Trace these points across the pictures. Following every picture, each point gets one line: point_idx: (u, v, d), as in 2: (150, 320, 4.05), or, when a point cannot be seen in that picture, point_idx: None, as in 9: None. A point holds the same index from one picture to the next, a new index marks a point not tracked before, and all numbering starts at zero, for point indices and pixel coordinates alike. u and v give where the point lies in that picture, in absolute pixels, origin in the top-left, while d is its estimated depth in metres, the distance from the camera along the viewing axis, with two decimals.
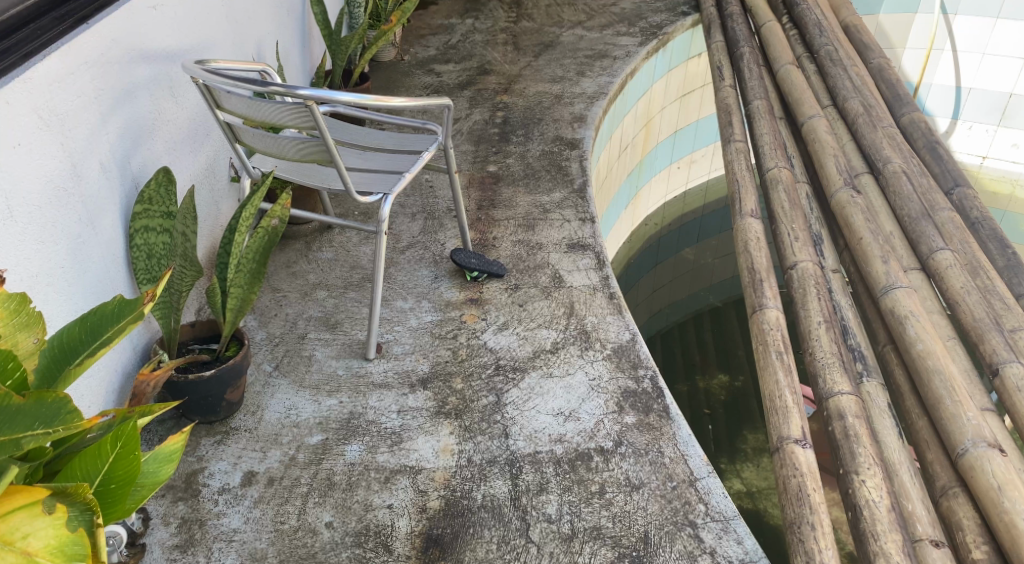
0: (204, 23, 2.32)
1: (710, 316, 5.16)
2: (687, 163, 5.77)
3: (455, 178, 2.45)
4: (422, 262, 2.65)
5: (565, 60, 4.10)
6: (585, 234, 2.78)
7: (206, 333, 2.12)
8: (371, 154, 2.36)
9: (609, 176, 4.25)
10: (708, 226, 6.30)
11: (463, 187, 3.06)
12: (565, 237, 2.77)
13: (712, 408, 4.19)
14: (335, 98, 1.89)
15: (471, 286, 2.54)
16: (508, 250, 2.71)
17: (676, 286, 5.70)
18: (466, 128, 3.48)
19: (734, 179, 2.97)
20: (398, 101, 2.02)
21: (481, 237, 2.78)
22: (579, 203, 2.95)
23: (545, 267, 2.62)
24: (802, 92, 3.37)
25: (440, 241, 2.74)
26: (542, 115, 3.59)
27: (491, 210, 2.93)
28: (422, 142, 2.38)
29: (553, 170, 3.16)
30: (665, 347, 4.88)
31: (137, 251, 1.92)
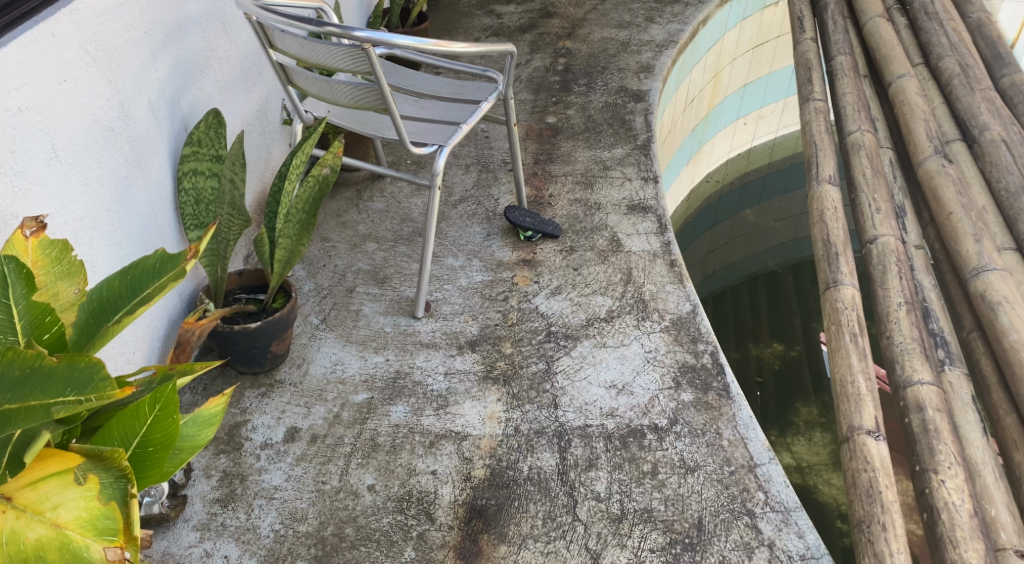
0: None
1: (767, 280, 5.02)
2: (756, 119, 5.55)
3: (516, 132, 2.33)
4: (474, 218, 2.59)
5: (634, 5, 3.92)
6: (647, 196, 2.69)
7: (254, 282, 2.06)
8: (428, 101, 2.24)
9: (669, 132, 4.12)
10: (773, 184, 6.07)
11: (520, 138, 2.96)
12: (625, 198, 2.68)
13: (764, 378, 4.05)
14: (394, 41, 1.78)
15: (524, 247, 2.49)
16: (565, 208, 2.65)
17: (732, 248, 5.51)
18: (525, 76, 3.34)
19: (811, 141, 2.81)
20: (458, 45, 1.91)
21: (537, 194, 2.71)
22: (641, 161, 2.84)
23: (603, 229, 2.56)
24: (892, 48, 3.16)
25: (494, 196, 2.67)
26: (605, 64, 3.43)
27: (548, 164, 2.83)
28: (483, 90, 2.26)
29: (615, 124, 3.02)
30: (717, 311, 4.78)
31: (185, 196, 1.85)
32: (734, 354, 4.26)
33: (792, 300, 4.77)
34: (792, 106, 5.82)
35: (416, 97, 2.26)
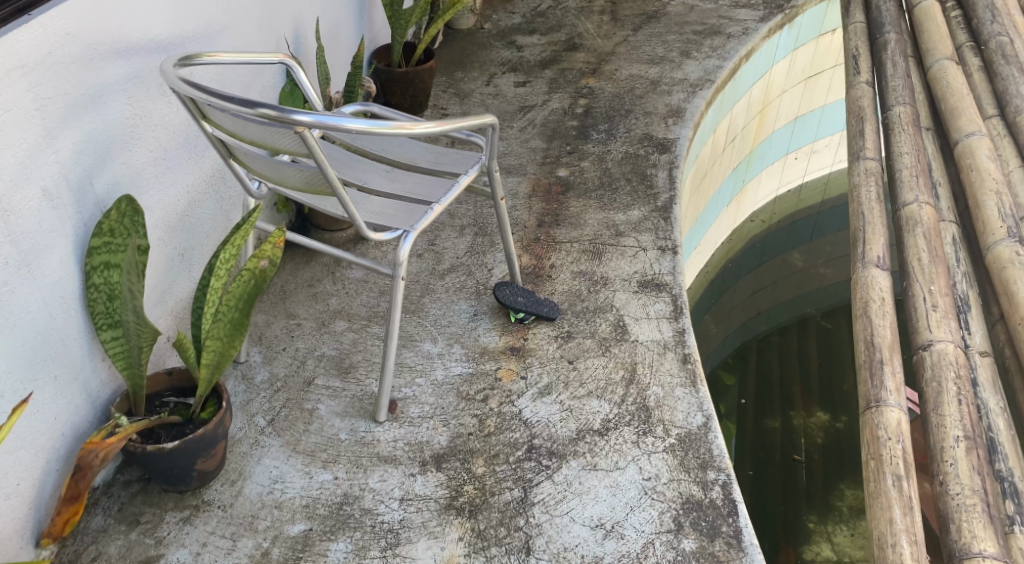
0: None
1: (815, 334, 4.70)
2: (808, 154, 5.14)
3: (502, 207, 2.08)
4: (462, 291, 2.32)
5: (669, 36, 3.75)
6: (662, 270, 2.44)
7: (185, 383, 1.77)
8: (402, 174, 1.96)
9: (702, 175, 3.79)
10: (823, 223, 5.63)
11: (528, 193, 2.83)
12: (637, 271, 2.44)
13: (803, 455, 3.75)
14: (341, 127, 1.44)
15: (515, 330, 2.19)
16: (566, 282, 2.40)
17: (779, 294, 5.17)
18: (541, 119, 3.22)
19: (858, 211, 2.51)
20: (424, 127, 1.58)
21: (537, 264, 2.49)
22: (659, 226, 2.67)
23: (608, 310, 2.27)
24: (959, 98, 2.85)
25: (487, 265, 2.41)
26: (631, 106, 3.30)
27: (553, 228, 2.66)
28: (465, 162, 1.99)
29: (634, 179, 2.90)
30: (760, 364, 4.48)
31: (95, 292, 1.56)
32: (774, 422, 3.96)
33: (841, 358, 4.45)
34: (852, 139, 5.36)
35: (387, 166, 1.98)
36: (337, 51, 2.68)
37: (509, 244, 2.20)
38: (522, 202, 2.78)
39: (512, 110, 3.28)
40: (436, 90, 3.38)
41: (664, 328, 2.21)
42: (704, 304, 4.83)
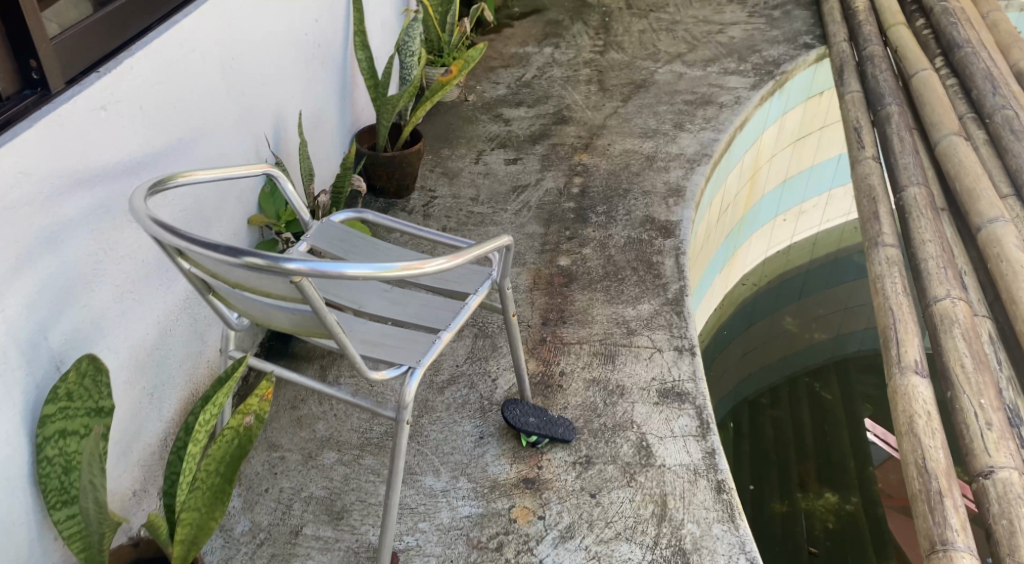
0: (196, 103, 1.78)
1: (808, 397, 4.51)
2: (800, 214, 5.02)
3: (514, 322, 1.87)
4: (465, 409, 2.08)
5: (660, 107, 3.61)
6: (682, 376, 2.26)
7: (154, 556, 1.51)
8: (402, 293, 1.73)
9: (699, 249, 3.61)
10: (814, 281, 5.46)
11: (528, 287, 2.63)
12: (655, 378, 2.25)
13: (818, 547, 3.55)
14: (343, 273, 1.25)
15: (527, 456, 1.96)
16: (580, 394, 2.18)
17: (772, 348, 4.94)
18: (535, 201, 3.03)
19: (886, 307, 2.35)
20: (436, 264, 1.39)
21: (544, 371, 2.27)
22: (672, 322, 2.49)
23: (628, 429, 2.05)
24: (975, 176, 2.72)
25: (491, 375, 2.18)
26: (628, 184, 3.12)
27: (559, 326, 2.46)
28: (471, 277, 1.78)
29: (640, 268, 2.71)
30: (754, 430, 4.23)
31: (48, 464, 1.33)
32: (780, 506, 3.75)
33: (837, 424, 4.26)
34: (845, 197, 5.24)
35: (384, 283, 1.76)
36: (319, 146, 2.57)
37: (520, 359, 1.98)
38: (523, 297, 2.58)
39: (505, 191, 3.08)
40: (423, 169, 3.19)
41: (690, 449, 1.99)
42: (709, 353, 4.69)
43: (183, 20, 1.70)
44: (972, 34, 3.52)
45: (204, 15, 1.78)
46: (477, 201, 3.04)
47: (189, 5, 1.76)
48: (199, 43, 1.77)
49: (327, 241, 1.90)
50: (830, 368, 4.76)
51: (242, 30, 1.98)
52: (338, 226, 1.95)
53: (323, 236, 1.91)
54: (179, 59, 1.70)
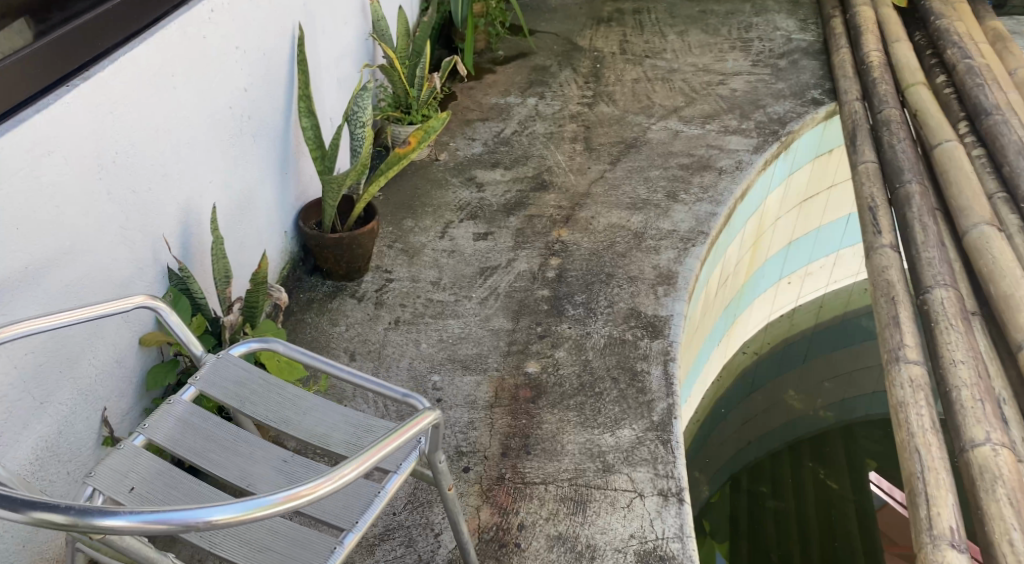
0: (49, 216, 1.63)
1: (811, 480, 4.12)
2: (809, 275, 4.66)
3: (453, 496, 1.63)
4: None
5: (652, 172, 3.23)
6: (657, 534, 2.05)
7: None
8: (310, 469, 1.56)
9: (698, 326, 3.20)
10: (820, 346, 5.06)
11: (489, 403, 2.31)
12: (632, 534, 2.04)
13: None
14: (191, 522, 1.13)
15: None
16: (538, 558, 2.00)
17: (772, 416, 4.59)
18: (503, 287, 2.65)
19: (911, 446, 2.10)
20: (328, 489, 1.23)
21: (499, 518, 2.07)
22: (656, 454, 2.21)
23: None
24: (1013, 277, 2.37)
25: (434, 531, 1.98)
26: (612, 267, 2.74)
27: (521, 459, 2.19)
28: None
29: (622, 378, 2.38)
30: (752, 524, 3.86)
31: None
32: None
33: (846, 527, 3.84)
34: (855, 256, 4.87)
35: (288, 451, 1.59)
36: (251, 239, 2.35)
37: (460, 524, 1.76)
38: (481, 417, 2.28)
39: (470, 273, 2.70)
40: (381, 245, 2.82)
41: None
42: (702, 431, 4.33)
43: (30, 120, 1.57)
44: (1000, 97, 3.16)
45: (67, 108, 1.65)
46: (438, 285, 2.66)
47: (48, 97, 1.63)
48: (61, 144, 1.64)
49: (220, 383, 1.69)
50: (833, 437, 4.40)
51: (135, 117, 1.82)
52: (246, 367, 1.73)
53: (214, 376, 1.69)
54: (27, 168, 1.58)
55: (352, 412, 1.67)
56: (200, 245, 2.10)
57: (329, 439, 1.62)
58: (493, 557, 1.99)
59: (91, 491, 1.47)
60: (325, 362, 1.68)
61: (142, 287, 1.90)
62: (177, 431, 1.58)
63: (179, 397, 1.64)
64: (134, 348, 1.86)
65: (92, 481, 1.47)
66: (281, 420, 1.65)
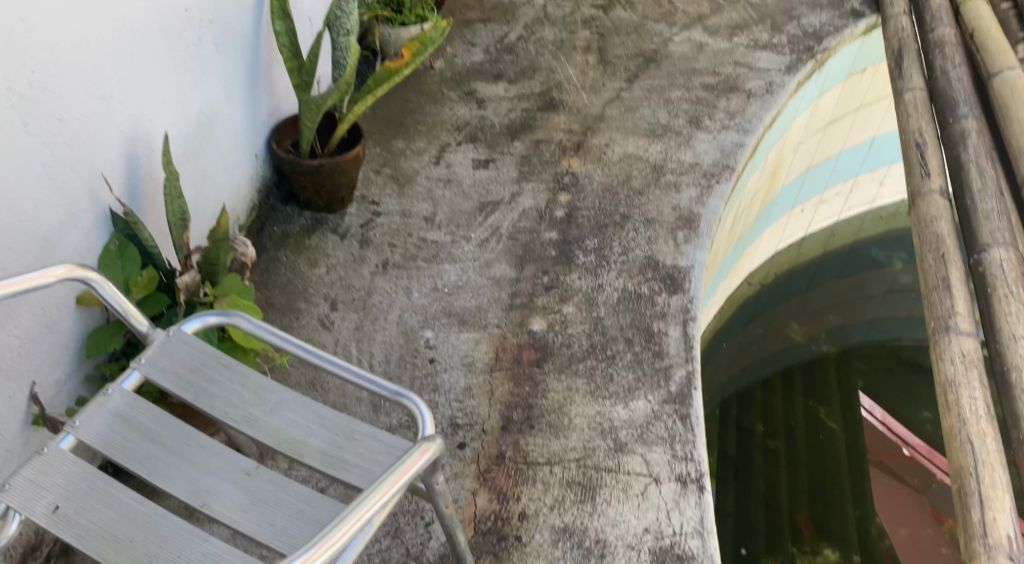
0: None
1: (803, 408, 3.93)
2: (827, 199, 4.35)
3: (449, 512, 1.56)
4: None
5: (673, 92, 2.89)
6: (673, 530, 1.87)
7: None
8: (277, 486, 1.42)
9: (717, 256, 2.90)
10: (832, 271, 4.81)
11: (489, 365, 2.10)
12: (647, 527, 1.88)
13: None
14: None
15: None
16: (540, 548, 1.83)
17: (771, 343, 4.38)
18: (506, 230, 2.39)
19: (962, 435, 1.97)
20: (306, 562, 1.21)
21: (497, 505, 1.89)
22: (674, 432, 2.03)
23: None
24: None
25: (428, 517, 1.82)
26: (626, 207, 2.47)
27: (526, 434, 2.00)
28: (375, 457, 1.44)
29: (638, 339, 2.19)
30: (743, 451, 3.66)
31: None
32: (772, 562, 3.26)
33: (835, 465, 3.65)
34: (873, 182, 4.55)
35: (253, 463, 1.45)
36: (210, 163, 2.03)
37: (455, 527, 1.63)
38: (480, 382, 2.06)
39: (469, 209, 2.43)
40: (367, 169, 2.50)
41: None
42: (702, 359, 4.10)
43: None
44: None
45: None
46: (432, 223, 2.37)
47: None
48: None
49: (169, 368, 1.51)
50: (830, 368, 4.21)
51: (50, 27, 1.49)
52: (202, 349, 1.54)
53: (163, 359, 1.51)
54: None
55: (330, 412, 1.49)
56: (151, 183, 1.80)
57: (301, 446, 1.45)
58: (491, 553, 1.82)
59: (3, 510, 1.37)
60: (301, 347, 1.48)
61: (77, 239, 1.62)
62: (116, 428, 1.45)
63: (118, 385, 1.49)
64: (66, 313, 1.62)
65: (4, 500, 1.38)
66: (246, 417, 1.47)
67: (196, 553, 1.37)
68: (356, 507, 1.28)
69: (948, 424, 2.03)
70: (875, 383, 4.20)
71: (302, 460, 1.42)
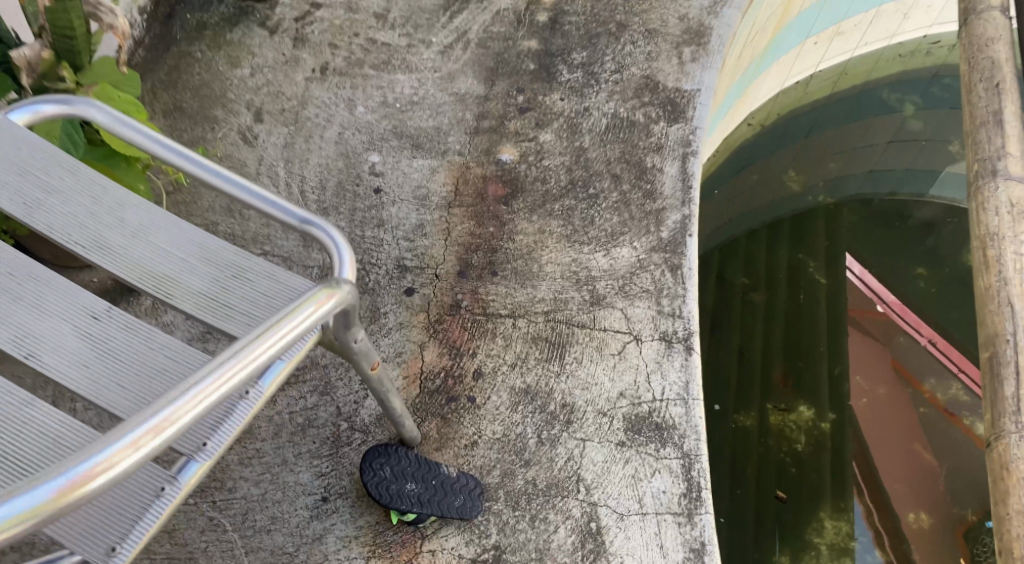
0: None
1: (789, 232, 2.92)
2: (870, 24, 3.08)
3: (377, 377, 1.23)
4: (310, 434, 1.45)
5: None
6: (650, 393, 1.62)
7: None
8: (132, 336, 1.13)
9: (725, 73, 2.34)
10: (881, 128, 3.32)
11: (446, 197, 1.74)
12: (622, 392, 1.62)
13: (787, 492, 2.28)
14: None
15: (399, 537, 1.41)
16: (496, 414, 1.56)
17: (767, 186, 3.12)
18: (476, 36, 1.96)
19: (1000, 297, 1.66)
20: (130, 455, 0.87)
21: (447, 362, 1.59)
22: (662, 284, 1.74)
23: (572, 475, 1.53)
24: None
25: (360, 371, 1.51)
26: (623, 16, 2.05)
27: (486, 281, 1.68)
28: (267, 303, 1.11)
29: (628, 176, 1.85)
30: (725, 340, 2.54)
31: None
32: (754, 472, 2.30)
33: (815, 348, 2.56)
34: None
35: (104, 304, 1.15)
36: None
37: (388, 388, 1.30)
38: (435, 219, 1.71)
39: (432, 8, 1.99)
40: None
41: (652, 545, 1.49)
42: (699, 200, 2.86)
43: None
44: None
45: None
46: (386, 22, 1.94)
47: None
48: None
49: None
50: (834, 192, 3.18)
51: None
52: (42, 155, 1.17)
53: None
54: None
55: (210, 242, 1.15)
56: None
57: (176, 283, 1.12)
58: (437, 416, 1.54)
59: None
60: (180, 157, 1.10)
61: None
62: None
63: None
64: None
65: None
66: (94, 242, 1.13)
67: (15, 422, 1.08)
68: (191, 389, 0.91)
69: (983, 284, 1.70)
70: (885, 250, 2.98)
71: (169, 303, 1.10)
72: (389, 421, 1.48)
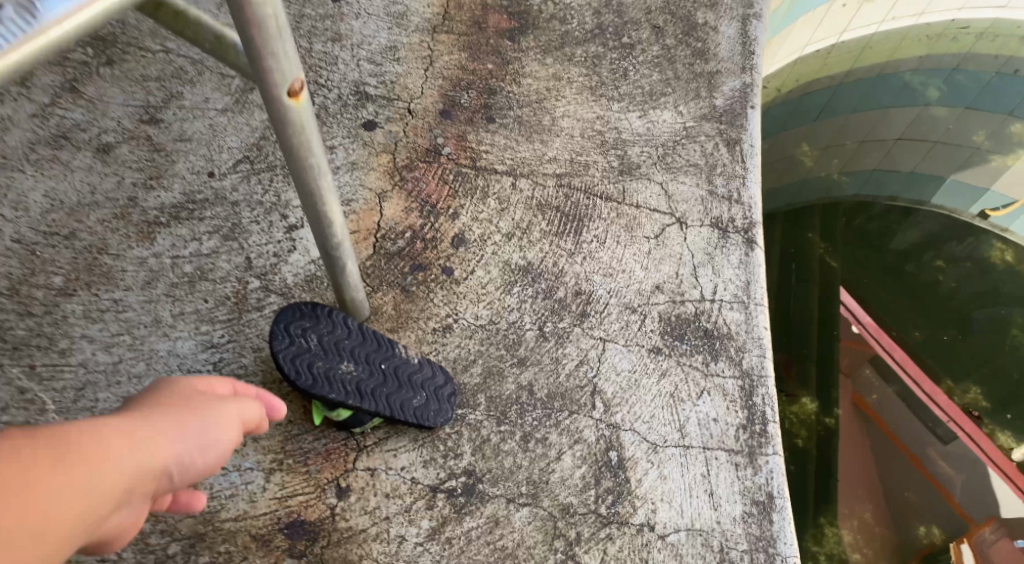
0: None
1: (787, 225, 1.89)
2: None
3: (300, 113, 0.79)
4: (204, 289, 0.99)
5: None
6: (698, 291, 1.15)
7: None
8: None
9: None
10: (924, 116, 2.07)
11: (431, 22, 1.29)
12: (658, 283, 1.15)
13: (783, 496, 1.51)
14: None
15: (323, 441, 0.96)
16: (478, 294, 1.09)
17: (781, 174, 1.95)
18: None
19: None
20: None
21: (415, 220, 1.13)
22: (714, 158, 1.28)
23: (584, 385, 1.05)
24: None
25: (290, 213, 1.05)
26: None
27: (477, 127, 1.22)
28: None
29: (674, 28, 1.40)
30: None
31: None
32: None
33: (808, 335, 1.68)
34: None
35: None
36: None
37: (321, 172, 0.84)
38: (412, 44, 1.26)
39: None
40: None
41: (697, 491, 1.02)
42: None
43: None
44: None
45: None
46: None
47: None
48: None
49: None
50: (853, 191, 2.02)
51: None
52: None
53: None
54: None
55: None
56: None
57: None
58: (397, 288, 1.07)
59: None
60: None
61: None
62: None
63: None
64: None
65: None
66: None
67: None
68: None
69: None
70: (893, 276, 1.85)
71: None
72: (324, 285, 1.02)
